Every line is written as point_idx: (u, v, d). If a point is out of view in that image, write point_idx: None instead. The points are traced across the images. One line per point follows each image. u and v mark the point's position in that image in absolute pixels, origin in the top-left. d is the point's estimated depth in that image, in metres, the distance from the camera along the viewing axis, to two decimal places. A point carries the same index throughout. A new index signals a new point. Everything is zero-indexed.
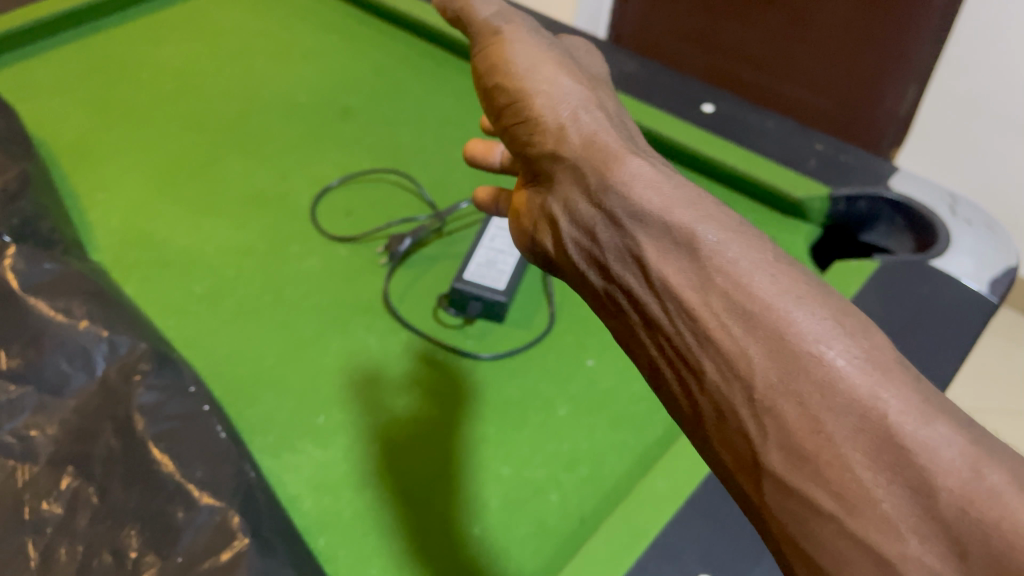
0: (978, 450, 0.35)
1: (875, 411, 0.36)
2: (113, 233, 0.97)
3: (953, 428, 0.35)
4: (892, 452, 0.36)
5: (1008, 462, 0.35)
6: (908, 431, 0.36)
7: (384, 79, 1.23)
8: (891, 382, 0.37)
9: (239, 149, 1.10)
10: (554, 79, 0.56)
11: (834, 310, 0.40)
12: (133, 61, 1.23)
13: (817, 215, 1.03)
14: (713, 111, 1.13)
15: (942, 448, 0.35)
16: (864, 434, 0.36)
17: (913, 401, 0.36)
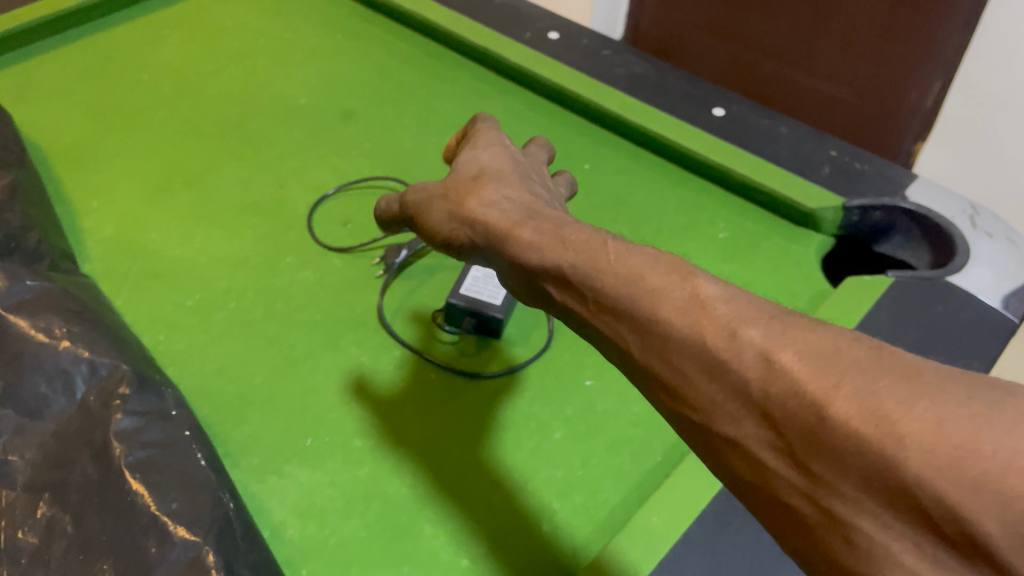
0: (770, 339, 0.42)
1: (694, 335, 0.45)
2: (106, 242, 0.95)
3: (754, 327, 0.43)
4: (715, 365, 0.44)
5: (798, 341, 0.42)
6: (720, 346, 0.44)
7: (387, 80, 1.20)
8: (701, 307, 0.46)
9: (236, 153, 1.07)
10: (461, 201, 0.63)
11: (659, 270, 0.49)
12: (133, 61, 1.21)
13: (829, 224, 0.99)
14: (724, 114, 1.09)
15: (744, 351, 0.43)
16: (696, 363, 0.45)
17: (720, 317, 0.45)
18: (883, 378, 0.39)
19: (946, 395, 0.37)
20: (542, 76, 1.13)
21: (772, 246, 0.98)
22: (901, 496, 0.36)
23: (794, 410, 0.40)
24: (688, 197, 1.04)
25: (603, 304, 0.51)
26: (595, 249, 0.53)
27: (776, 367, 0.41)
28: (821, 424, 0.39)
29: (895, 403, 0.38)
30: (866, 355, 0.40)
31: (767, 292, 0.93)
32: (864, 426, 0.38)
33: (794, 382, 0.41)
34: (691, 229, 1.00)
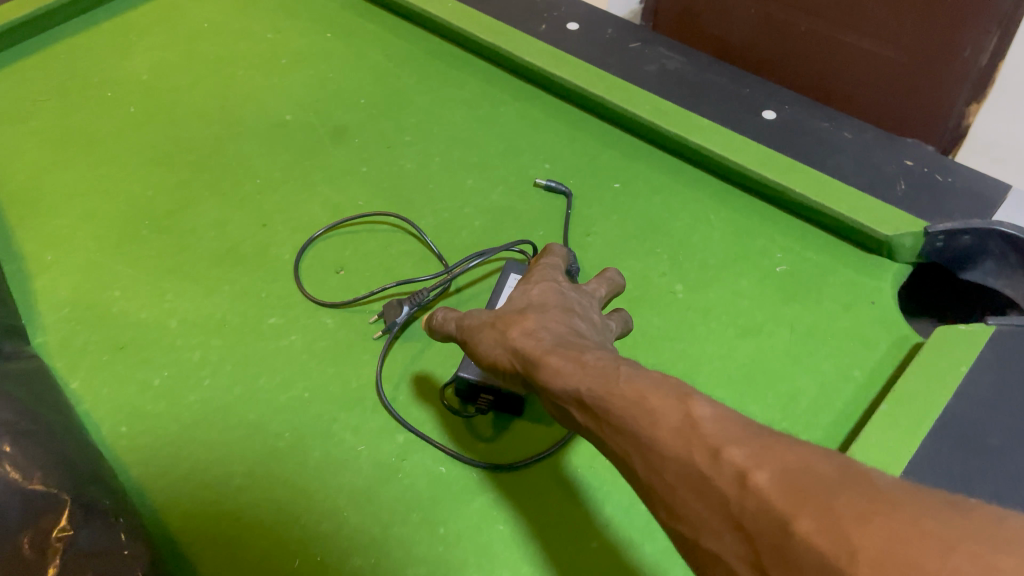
0: (752, 457, 0.36)
1: (677, 449, 0.39)
2: (62, 306, 0.82)
3: (738, 446, 0.37)
4: (697, 484, 0.38)
5: (780, 458, 0.35)
6: (704, 464, 0.38)
7: (384, 86, 1.05)
8: (686, 419, 0.40)
9: (212, 184, 0.93)
10: (508, 329, 0.58)
11: (659, 389, 0.43)
12: (97, 76, 1.06)
13: (907, 252, 0.82)
14: (776, 119, 0.94)
15: (724, 471, 0.36)
16: (684, 480, 0.38)
17: (709, 433, 0.38)
18: (855, 498, 0.32)
19: (922, 512, 0.30)
20: (562, 78, 0.97)
21: (840, 279, 0.83)
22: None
23: (766, 529, 0.33)
24: (738, 220, 0.88)
25: (601, 411, 0.45)
26: (608, 373, 0.47)
27: (751, 486, 0.35)
28: (789, 544, 0.32)
29: (863, 523, 0.30)
30: (848, 473, 0.33)
31: (839, 340, 0.78)
32: (828, 549, 0.30)
33: (767, 500, 0.34)
34: (743, 262, 0.85)
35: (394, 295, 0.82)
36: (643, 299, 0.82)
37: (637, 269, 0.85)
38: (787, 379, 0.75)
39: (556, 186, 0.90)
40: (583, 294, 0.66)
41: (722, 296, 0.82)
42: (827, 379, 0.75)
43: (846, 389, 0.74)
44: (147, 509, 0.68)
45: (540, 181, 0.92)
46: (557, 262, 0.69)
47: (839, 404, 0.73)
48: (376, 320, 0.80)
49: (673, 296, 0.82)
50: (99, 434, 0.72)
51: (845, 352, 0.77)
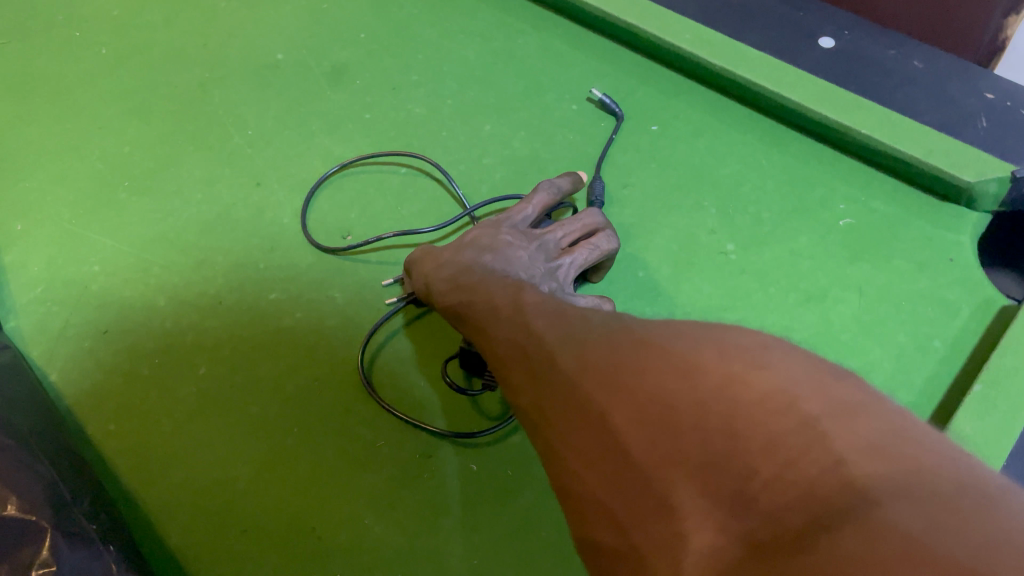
0: (550, 326, 0.45)
1: (508, 332, 0.48)
2: (35, 285, 0.72)
3: (543, 322, 0.46)
4: (513, 351, 0.46)
5: (568, 323, 0.44)
6: (521, 338, 0.46)
7: (385, 17, 0.93)
8: (519, 309, 0.49)
9: (197, 137, 0.83)
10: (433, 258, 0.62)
11: (509, 295, 0.52)
12: (60, 14, 0.94)
13: (989, 200, 0.72)
14: (834, 46, 0.83)
15: (531, 334, 0.45)
16: (507, 351, 0.47)
17: (530, 315, 0.48)
18: (605, 335, 0.41)
19: (646, 337, 0.38)
20: (589, 4, 0.86)
21: (912, 233, 0.73)
22: (592, 420, 0.36)
23: (544, 367, 0.42)
24: (793, 165, 0.78)
25: (471, 313, 0.54)
26: (482, 288, 0.55)
27: (541, 344, 0.44)
28: (556, 377, 0.40)
29: (599, 350, 0.39)
30: (604, 325, 0.42)
31: (916, 304, 0.69)
32: (574, 370, 0.39)
33: (550, 350, 0.42)
34: (801, 215, 0.75)
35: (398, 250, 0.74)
36: (691, 262, 0.73)
37: (683, 226, 0.75)
38: (859, 353, 0.67)
39: (611, 105, 0.81)
40: (532, 239, 0.65)
41: (779, 256, 0.73)
42: (905, 351, 0.67)
43: (927, 363, 0.66)
44: (141, 523, 0.60)
45: (595, 94, 0.83)
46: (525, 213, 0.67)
47: (919, 380, 0.65)
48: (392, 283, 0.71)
49: (724, 257, 0.73)
50: (84, 435, 0.64)
51: (923, 319, 0.68)
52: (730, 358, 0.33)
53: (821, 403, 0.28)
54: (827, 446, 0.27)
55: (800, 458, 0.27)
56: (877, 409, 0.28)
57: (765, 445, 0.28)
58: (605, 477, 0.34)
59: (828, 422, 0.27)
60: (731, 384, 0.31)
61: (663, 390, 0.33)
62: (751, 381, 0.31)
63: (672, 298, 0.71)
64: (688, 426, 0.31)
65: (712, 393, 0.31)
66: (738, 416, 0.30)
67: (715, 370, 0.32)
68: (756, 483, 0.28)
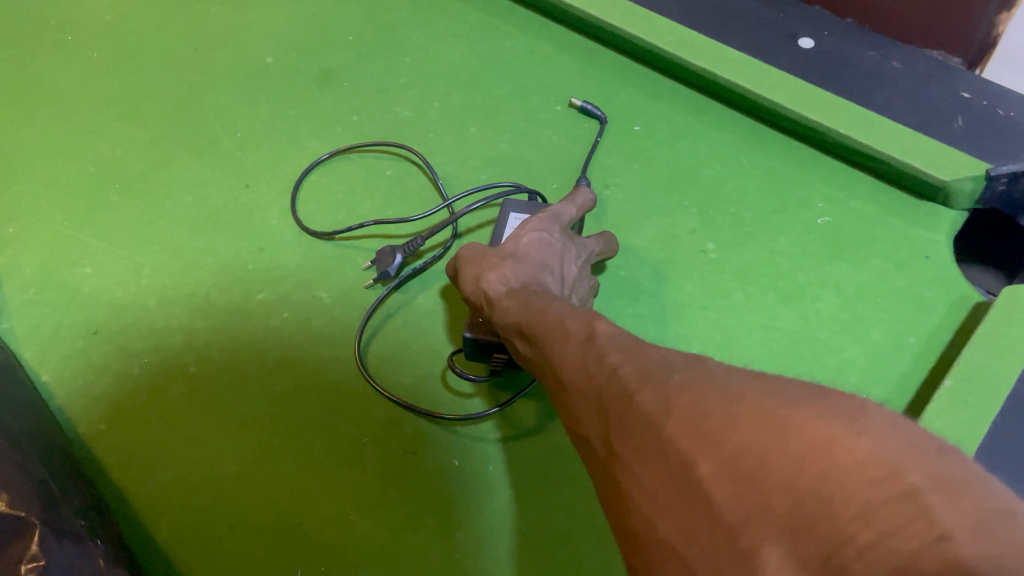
0: (625, 358, 0.43)
1: (579, 359, 0.46)
2: (27, 287, 0.74)
3: (616, 354, 0.44)
4: (586, 383, 0.44)
5: (644, 358, 0.43)
6: (592, 368, 0.45)
7: (374, 20, 0.94)
8: (590, 337, 0.47)
9: (188, 141, 0.84)
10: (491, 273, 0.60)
11: (579, 321, 0.50)
12: (52, 18, 0.96)
13: (965, 199, 0.73)
14: (814, 48, 0.84)
15: (603, 366, 0.44)
16: (579, 382, 0.45)
17: (602, 345, 0.46)
18: (688, 375, 0.39)
19: (732, 382, 0.37)
20: (574, 7, 0.87)
21: (890, 231, 0.74)
22: (675, 468, 0.35)
23: (620, 401, 0.40)
24: (773, 165, 0.80)
25: (530, 335, 0.53)
26: (547, 312, 0.53)
27: (616, 377, 0.42)
28: (630, 416, 0.39)
29: (683, 390, 0.38)
30: (686, 364, 0.40)
31: (891, 302, 0.70)
32: (653, 408, 0.38)
33: (626, 385, 0.41)
34: (780, 215, 0.76)
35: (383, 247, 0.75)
36: (671, 262, 0.74)
37: (664, 225, 0.77)
38: (835, 350, 0.68)
39: (591, 109, 0.83)
40: (578, 254, 0.65)
41: (758, 255, 0.74)
42: (879, 348, 0.68)
43: (901, 360, 0.67)
44: (131, 521, 0.62)
45: (574, 101, 0.84)
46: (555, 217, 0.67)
47: (894, 376, 0.67)
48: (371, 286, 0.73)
49: (704, 256, 0.74)
50: (76, 434, 0.66)
51: (899, 317, 0.69)
52: (828, 418, 0.31)
53: (924, 475, 0.27)
54: (929, 521, 0.26)
55: (897, 531, 0.26)
56: (983, 488, 0.27)
57: (860, 513, 0.27)
58: (685, 524, 0.33)
59: (931, 494, 0.27)
60: (829, 445, 0.30)
61: (755, 445, 0.32)
62: (850, 442, 0.30)
63: (653, 297, 0.73)
64: (779, 483, 0.30)
65: (808, 453, 0.30)
66: (831, 480, 0.29)
67: (811, 432, 0.31)
68: (848, 549, 0.27)
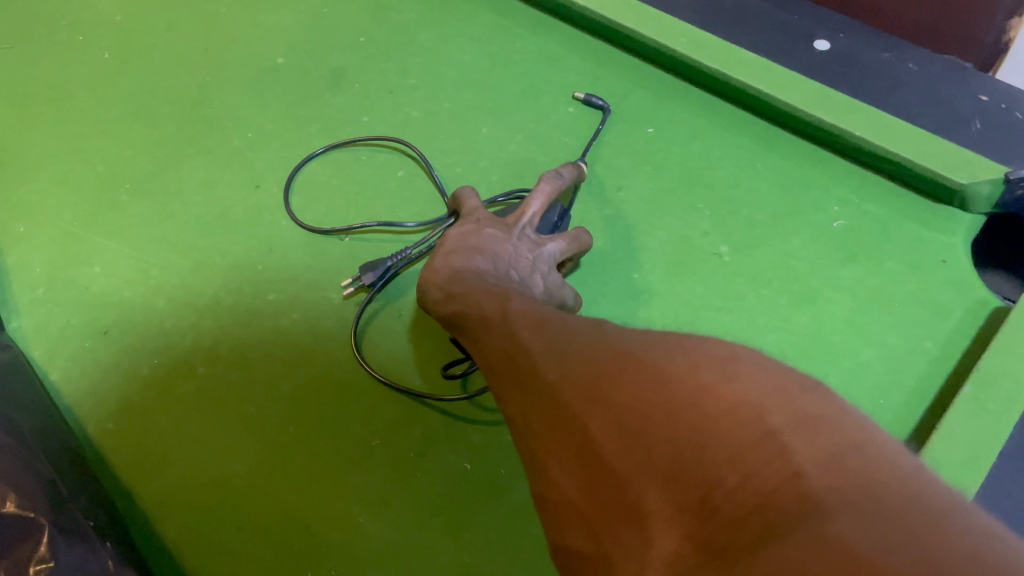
0: (532, 331, 0.45)
1: (495, 336, 0.48)
2: (36, 286, 0.73)
3: (525, 327, 0.46)
4: (499, 357, 0.46)
5: (550, 327, 0.45)
6: (506, 343, 0.47)
7: (384, 21, 0.94)
8: (506, 314, 0.49)
9: (197, 140, 0.84)
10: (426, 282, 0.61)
11: (498, 300, 0.52)
12: (63, 19, 0.95)
13: (982, 202, 0.73)
14: (829, 49, 0.84)
15: (515, 341, 0.46)
16: (494, 358, 0.47)
17: (515, 319, 0.48)
18: (585, 341, 0.41)
19: (621, 345, 0.39)
20: (586, 8, 0.86)
21: (906, 234, 0.73)
22: (573, 430, 0.37)
23: (527, 372, 0.42)
24: (787, 167, 0.79)
25: (460, 322, 0.54)
26: (474, 296, 0.55)
27: (524, 349, 0.44)
28: (535, 384, 0.41)
29: (581, 357, 0.40)
30: (584, 330, 0.43)
31: (908, 306, 0.69)
32: (556, 377, 0.40)
33: (533, 355, 0.43)
34: (794, 217, 0.76)
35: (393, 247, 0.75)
36: (684, 264, 0.74)
37: (676, 227, 0.76)
38: (850, 353, 0.67)
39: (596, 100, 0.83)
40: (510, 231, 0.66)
41: (772, 258, 0.73)
42: (896, 352, 0.67)
43: (918, 365, 0.66)
44: (138, 521, 0.61)
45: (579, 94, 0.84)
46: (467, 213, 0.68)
47: (910, 381, 0.66)
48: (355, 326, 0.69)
49: (717, 258, 0.74)
50: (84, 434, 0.65)
51: (915, 321, 0.69)
52: (699, 368, 0.34)
53: (783, 416, 0.29)
54: (787, 459, 0.28)
55: (761, 470, 0.28)
56: (839, 420, 0.29)
57: (731, 459, 0.29)
58: (583, 483, 0.35)
59: (789, 435, 0.29)
60: (702, 394, 0.32)
61: (637, 401, 0.34)
62: (718, 391, 0.32)
63: (666, 299, 0.72)
64: (659, 436, 0.32)
65: (681, 404, 0.32)
66: (705, 428, 0.31)
67: (686, 383, 0.33)
68: (718, 493, 0.29)
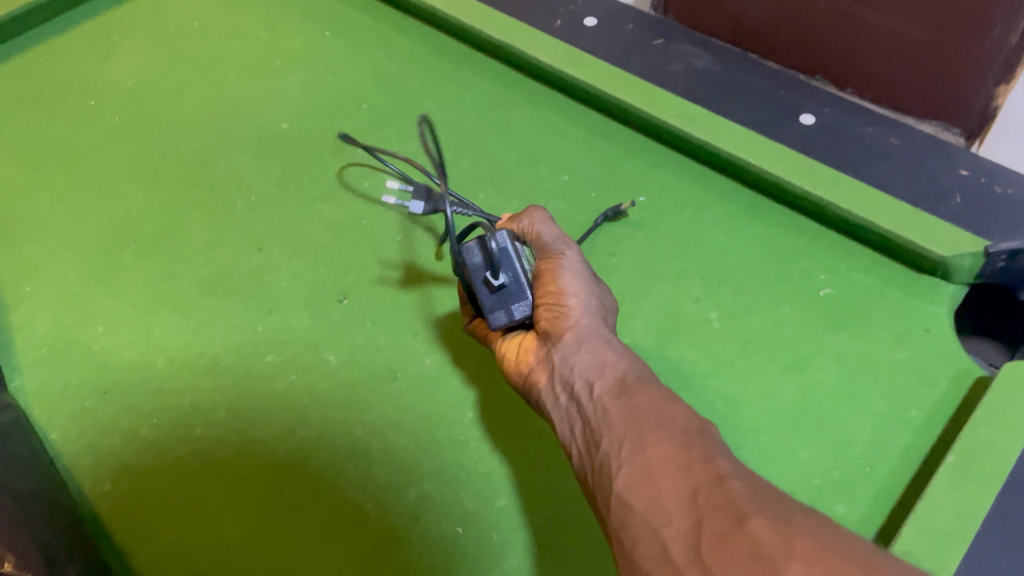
0: (696, 447, 0.53)
1: (656, 429, 0.55)
2: (39, 345, 0.75)
3: (688, 440, 0.54)
4: (654, 449, 0.54)
5: (712, 453, 0.52)
6: (665, 442, 0.54)
7: (386, 89, 0.97)
8: (674, 415, 0.57)
9: (203, 203, 0.86)
10: (571, 301, 0.66)
11: (656, 394, 0.59)
12: (75, 83, 0.99)
13: (963, 273, 0.75)
14: (814, 123, 0.87)
15: (677, 446, 0.53)
16: (645, 444, 0.54)
17: (680, 426, 0.55)
18: (757, 491, 0.49)
19: (794, 515, 0.47)
20: (580, 80, 0.90)
21: (891, 305, 0.75)
22: (726, 558, 0.45)
23: (689, 484, 0.50)
24: (775, 236, 0.81)
25: (604, 389, 0.61)
26: (622, 376, 0.62)
27: (690, 460, 0.52)
28: (697, 500, 0.49)
29: (754, 503, 0.47)
30: (752, 481, 0.50)
31: (893, 375, 0.71)
32: (724, 504, 0.48)
33: (701, 474, 0.50)
34: (783, 285, 0.78)
35: (390, 311, 0.77)
36: (675, 330, 0.75)
37: (669, 294, 0.78)
38: (839, 422, 0.69)
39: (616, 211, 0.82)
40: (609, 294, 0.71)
41: (761, 325, 0.75)
42: (882, 420, 0.68)
43: (905, 433, 0.68)
44: None
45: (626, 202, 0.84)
46: (551, 239, 0.70)
47: (897, 450, 0.67)
48: (476, 249, 0.63)
49: (707, 325, 0.75)
50: (81, 493, 0.66)
51: (902, 390, 0.70)
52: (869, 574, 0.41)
53: None
54: None
55: None
56: None
57: None
58: None
59: None
60: None
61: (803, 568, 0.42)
62: None
63: (657, 364, 0.73)
64: None
65: None
66: None
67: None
68: None
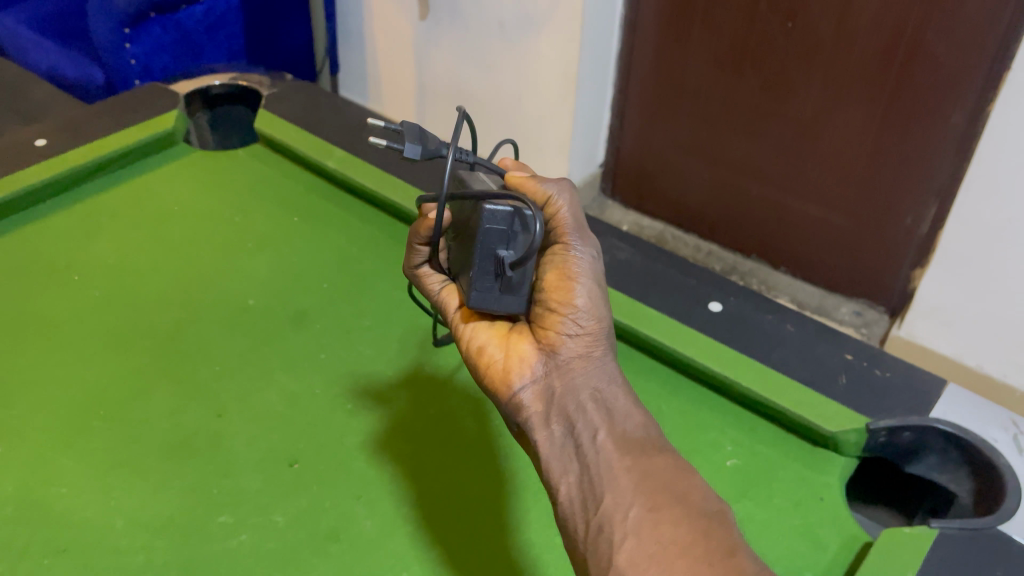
0: (711, 539, 0.59)
1: (672, 512, 0.61)
2: (4, 506, 0.80)
3: (703, 528, 0.60)
4: (670, 532, 0.60)
5: (726, 547, 0.58)
6: (681, 528, 0.60)
7: (346, 270, 1.08)
8: (690, 497, 0.63)
9: (170, 371, 0.94)
10: (579, 323, 0.71)
11: (671, 469, 0.65)
12: (60, 260, 1.08)
13: (853, 448, 0.85)
14: (721, 310, 0.99)
15: (689, 535, 0.60)
16: (665, 526, 0.61)
17: (697, 513, 0.61)
18: None
19: None
20: None
21: (789, 474, 0.84)
22: None
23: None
24: (689, 409, 0.91)
25: (620, 450, 0.67)
26: (632, 438, 0.68)
27: (705, 552, 0.58)
28: None
29: None
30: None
31: (790, 538, 0.79)
32: None
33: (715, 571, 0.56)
34: (695, 454, 0.86)
35: (338, 475, 0.83)
36: None
37: None
38: None
39: None
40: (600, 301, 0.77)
41: None
42: None
43: None
44: None
45: None
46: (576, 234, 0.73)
47: None
48: (508, 215, 0.65)
49: None
50: None
51: (797, 554, 0.77)
52: None
53: None
54: None
55: None
56: None
57: None
58: None
59: None
60: None
61: None
62: None
63: None
64: None
65: None
66: None
67: None
68: None
